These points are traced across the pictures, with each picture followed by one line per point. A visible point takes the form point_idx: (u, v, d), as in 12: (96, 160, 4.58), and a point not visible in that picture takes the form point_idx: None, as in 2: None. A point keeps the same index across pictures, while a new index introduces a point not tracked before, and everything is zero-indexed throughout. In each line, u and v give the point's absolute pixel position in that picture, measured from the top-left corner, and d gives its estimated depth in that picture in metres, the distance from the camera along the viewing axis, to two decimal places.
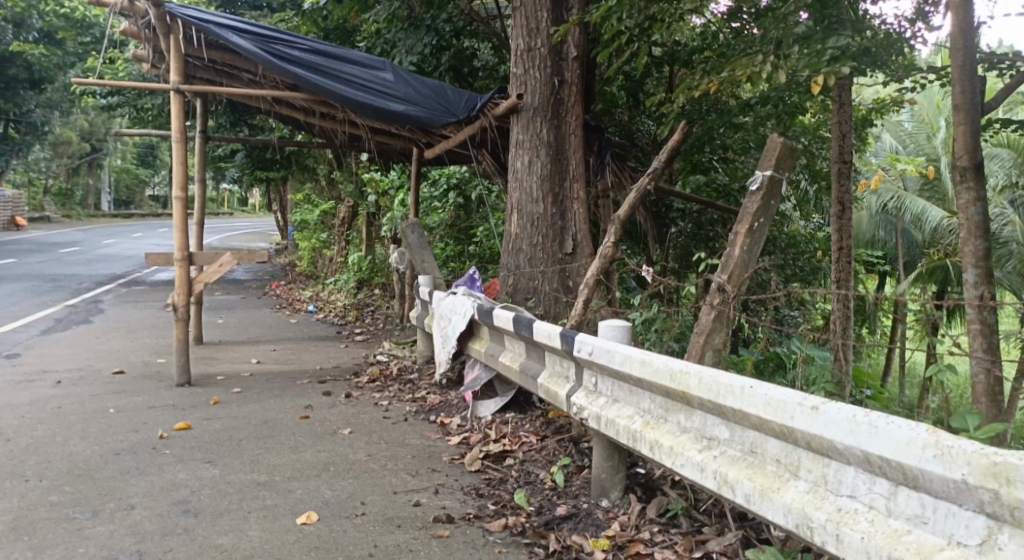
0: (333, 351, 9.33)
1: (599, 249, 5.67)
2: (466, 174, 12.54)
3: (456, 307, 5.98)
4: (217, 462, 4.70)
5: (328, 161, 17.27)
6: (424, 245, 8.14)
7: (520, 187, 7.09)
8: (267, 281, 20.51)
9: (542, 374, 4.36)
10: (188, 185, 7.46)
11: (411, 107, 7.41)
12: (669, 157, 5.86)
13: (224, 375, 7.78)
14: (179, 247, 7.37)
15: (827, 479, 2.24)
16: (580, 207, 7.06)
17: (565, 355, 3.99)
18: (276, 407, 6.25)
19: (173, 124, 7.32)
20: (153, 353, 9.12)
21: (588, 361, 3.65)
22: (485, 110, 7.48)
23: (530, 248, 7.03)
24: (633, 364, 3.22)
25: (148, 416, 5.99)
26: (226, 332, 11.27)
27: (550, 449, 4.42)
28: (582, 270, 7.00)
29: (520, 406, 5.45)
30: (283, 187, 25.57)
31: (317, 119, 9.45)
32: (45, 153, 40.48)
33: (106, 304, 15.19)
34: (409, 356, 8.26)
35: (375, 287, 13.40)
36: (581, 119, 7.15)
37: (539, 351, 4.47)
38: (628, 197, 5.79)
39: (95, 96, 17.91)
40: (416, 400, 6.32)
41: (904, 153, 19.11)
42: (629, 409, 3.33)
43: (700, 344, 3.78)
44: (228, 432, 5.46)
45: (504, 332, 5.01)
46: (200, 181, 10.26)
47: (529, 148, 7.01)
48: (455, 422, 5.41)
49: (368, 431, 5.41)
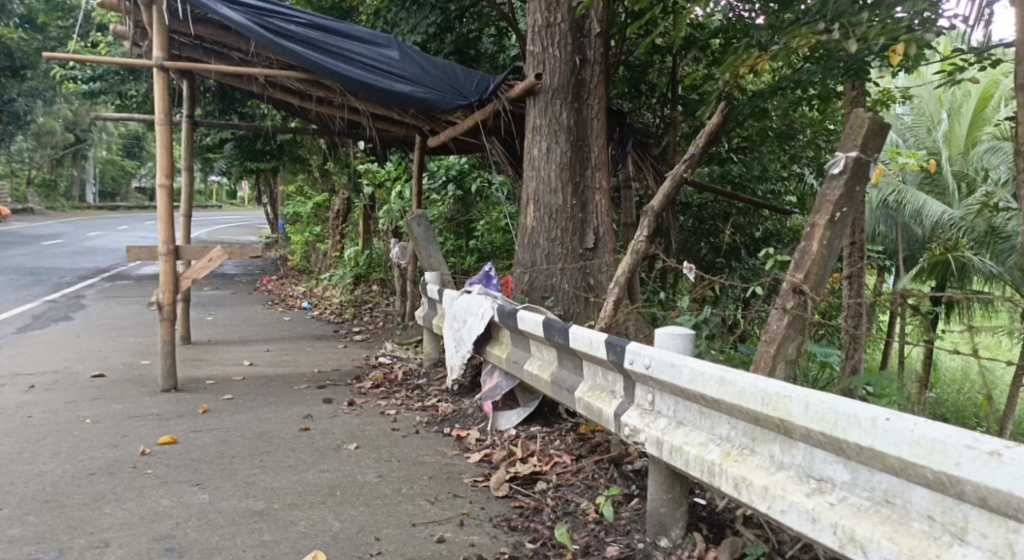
0: (331, 352, 8.78)
1: (630, 245, 5.17)
2: (465, 165, 11.99)
3: (472, 309, 5.46)
4: (206, 485, 4.14)
5: (321, 151, 16.69)
6: (431, 239, 7.62)
7: (536, 176, 6.60)
8: (258, 275, 19.89)
9: (580, 387, 3.83)
10: (174, 173, 6.88)
11: (418, 88, 6.89)
12: (708, 141, 5.34)
13: (214, 379, 7.22)
14: (164, 240, 6.79)
15: (1012, 549, 1.69)
16: (603, 198, 6.60)
17: (610, 366, 3.47)
18: (272, 417, 5.70)
19: (158, 106, 6.75)
20: (137, 354, 8.53)
21: (645, 375, 3.12)
22: (498, 93, 6.94)
23: (547, 242, 6.55)
24: (708, 382, 2.67)
25: (129, 428, 5.43)
26: (215, 330, 10.71)
27: (588, 472, 3.89)
28: (604, 267, 6.53)
29: (545, 418, 4.95)
30: (272, 179, 24.92)
31: (314, 104, 8.93)
32: (29, 144, 39.58)
33: (90, 300, 14.57)
34: (413, 359, 7.72)
35: (372, 283, 12.85)
36: (603, 102, 6.65)
37: (575, 360, 3.96)
38: (663, 185, 5.28)
39: (76, 82, 17.22)
40: (426, 409, 5.79)
41: (903, 148, 18.69)
42: (697, 435, 2.80)
43: (768, 356, 3.26)
44: (219, 447, 4.91)
45: (531, 336, 4.47)
46: (188, 171, 9.68)
47: (548, 134, 6.51)
48: (472, 436, 4.89)
49: (376, 446, 4.88)
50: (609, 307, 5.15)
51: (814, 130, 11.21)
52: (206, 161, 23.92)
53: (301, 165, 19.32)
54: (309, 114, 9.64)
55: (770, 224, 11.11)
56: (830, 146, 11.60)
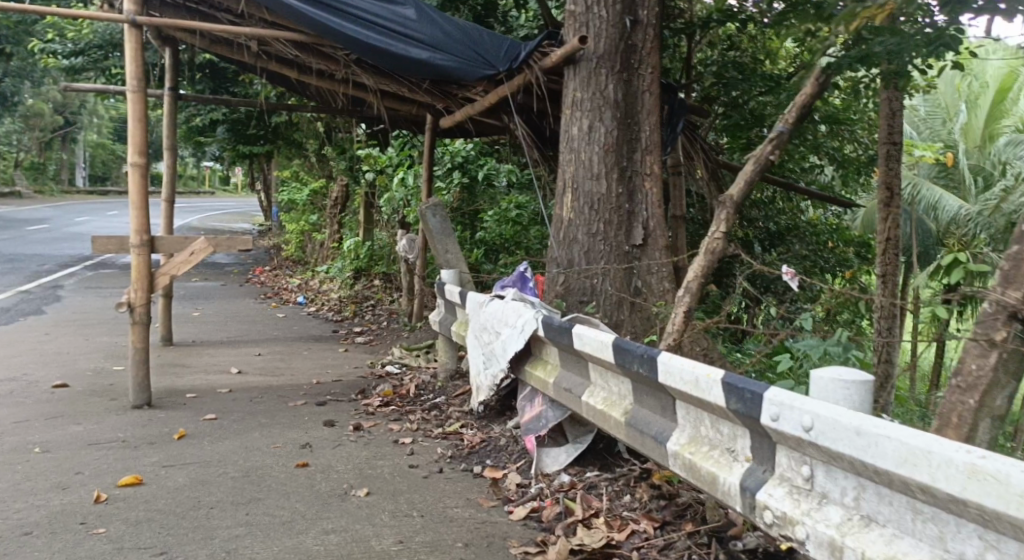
0: (331, 358, 7.80)
1: (703, 242, 4.19)
2: (470, 152, 10.91)
3: (509, 319, 4.49)
4: (173, 553, 3.18)
5: (318, 134, 15.68)
6: (448, 233, 6.61)
7: (574, 159, 5.63)
8: (250, 266, 18.87)
9: (673, 437, 2.82)
10: (149, 151, 5.87)
11: (437, 54, 5.92)
12: (799, 117, 4.27)
13: (197, 391, 6.24)
14: (136, 230, 5.77)
15: None
16: (654, 186, 5.60)
17: (728, 416, 2.46)
18: (262, 445, 4.74)
19: (129, 69, 5.76)
20: (109, 359, 7.53)
21: (800, 439, 2.08)
22: (530, 62, 5.91)
23: (587, 237, 5.60)
24: (945, 472, 1.64)
25: (87, 460, 4.44)
26: (202, 329, 9.71)
27: (679, 549, 2.95)
28: (655, 268, 5.57)
29: (600, 457, 3.98)
30: (265, 165, 23.82)
31: (315, 80, 7.93)
32: (16, 126, 38.33)
33: (68, 291, 13.52)
34: (425, 370, 6.76)
35: (374, 278, 11.84)
36: (657, 74, 5.65)
37: (661, 398, 2.96)
38: (744, 170, 4.24)
39: (56, 56, 16.07)
40: (448, 437, 4.84)
41: (920, 141, 17.87)
42: (914, 549, 1.76)
43: (962, 411, 2.52)
44: (195, 490, 3.94)
45: (595, 361, 3.49)
46: (170, 151, 8.64)
47: (591, 110, 5.54)
48: (511, 480, 3.93)
49: (391, 491, 3.90)
50: (679, 318, 4.16)
51: (843, 118, 10.46)
52: (197, 145, 22.81)
53: (297, 150, 18.28)
54: (309, 89, 8.63)
55: (788, 217, 10.34)
56: (856, 135, 10.72)
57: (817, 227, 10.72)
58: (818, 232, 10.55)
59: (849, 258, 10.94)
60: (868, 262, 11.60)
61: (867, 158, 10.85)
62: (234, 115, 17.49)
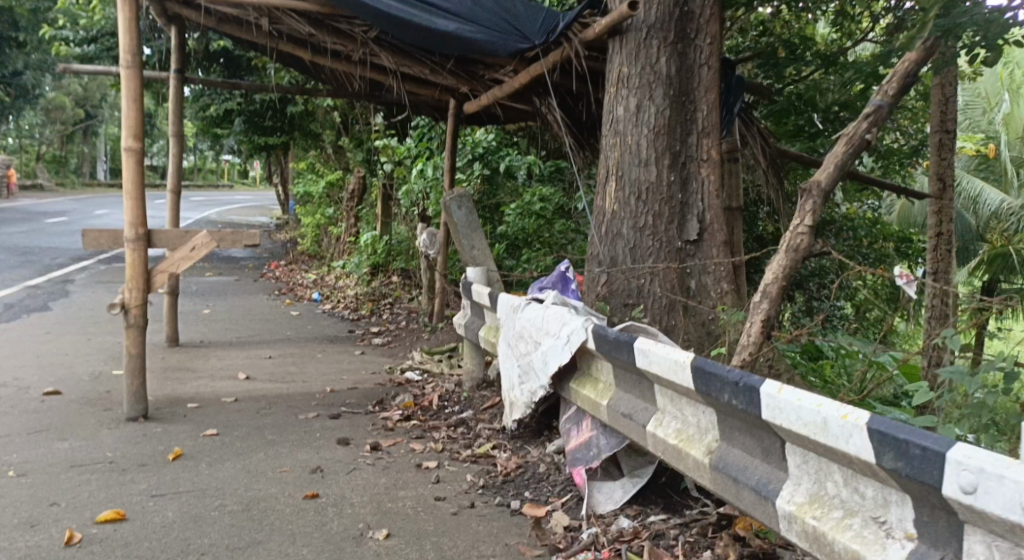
0: (347, 362, 7.21)
1: (784, 237, 3.56)
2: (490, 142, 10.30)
3: (549, 327, 3.83)
4: None
5: (335, 124, 15.09)
6: (474, 227, 5.95)
7: (620, 143, 5.01)
8: (265, 260, 18.36)
9: (781, 491, 2.18)
10: (145, 136, 5.25)
11: (465, 25, 5.39)
12: (900, 91, 3.68)
13: (200, 400, 5.65)
14: (131, 223, 5.16)
15: None
16: (711, 174, 4.93)
17: (877, 477, 1.83)
18: (268, 469, 4.14)
19: (123, 44, 5.15)
20: (109, 362, 6.97)
21: (1018, 527, 1.45)
22: (569, 34, 5.20)
23: (634, 231, 4.98)
24: None
25: (66, 487, 3.85)
26: (211, 327, 9.16)
27: None
28: (712, 267, 4.91)
29: (662, 495, 3.35)
30: (282, 157, 23.31)
31: (330, 61, 7.32)
32: (37, 119, 38.20)
33: (77, 286, 13.03)
34: (450, 378, 6.15)
35: (392, 273, 11.23)
36: (716, 44, 4.97)
37: (761, 438, 2.32)
38: (835, 151, 3.61)
39: (67, 44, 15.58)
40: (479, 460, 4.22)
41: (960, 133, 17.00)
42: None
43: None
44: (185, 529, 3.35)
45: (666, 383, 2.85)
46: (177, 138, 8.05)
47: (639, 87, 4.91)
48: (556, 521, 3.31)
49: (415, 533, 3.29)
50: (756, 330, 3.50)
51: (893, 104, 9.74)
52: (213, 136, 22.34)
53: (313, 141, 17.73)
54: (324, 72, 8.03)
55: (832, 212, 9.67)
56: (900, 123, 10.00)
57: (854, 220, 10.04)
58: (857, 226, 9.85)
59: (888, 254, 10.26)
60: (911, 258, 10.90)
61: (909, 150, 10.12)
62: (249, 106, 16.97)
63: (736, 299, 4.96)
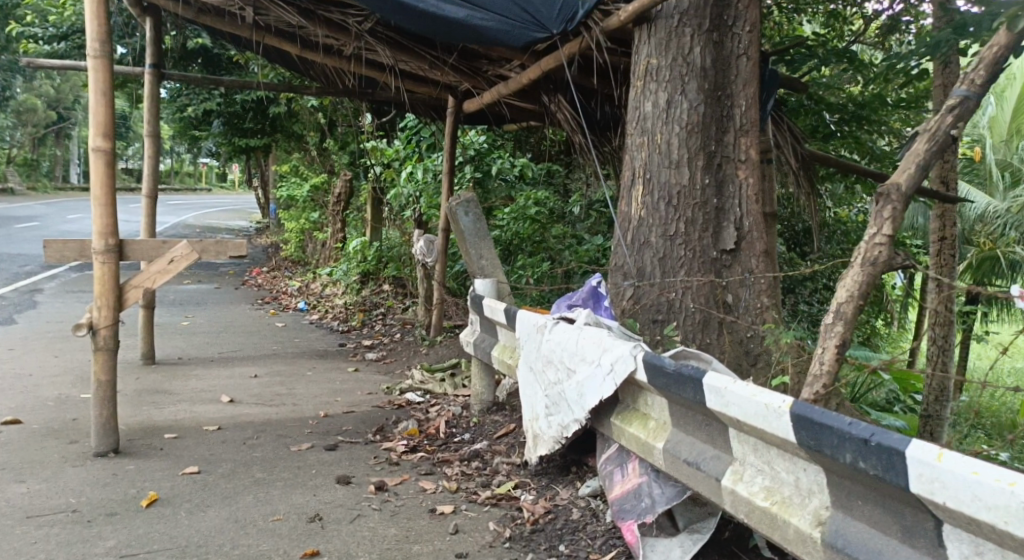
0: (339, 382, 6.67)
1: (858, 249, 3.04)
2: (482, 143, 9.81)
3: (586, 352, 3.33)
4: None
5: (320, 125, 14.54)
6: (482, 234, 5.52)
7: (649, 142, 4.54)
8: (245, 266, 17.71)
9: None
10: (115, 133, 4.67)
11: (476, 12, 4.91)
12: (989, 78, 3.20)
13: (179, 430, 5.10)
14: (100, 232, 4.59)
15: None
16: (750, 176, 4.44)
17: None
18: (258, 517, 3.61)
19: (91, 29, 4.55)
20: (78, 384, 6.39)
21: None
22: (590, 23, 4.77)
23: (664, 240, 4.51)
24: None
25: (20, 545, 3.29)
26: (191, 342, 8.59)
27: None
28: (751, 279, 4.42)
29: (728, 554, 2.88)
30: (262, 160, 22.65)
31: (320, 56, 6.79)
32: (9, 121, 37.15)
33: (46, 295, 12.36)
34: (454, 401, 5.65)
35: (383, 282, 10.71)
36: (755, 33, 4.50)
37: (904, 515, 1.85)
38: (916, 148, 3.12)
39: (37, 42, 14.90)
40: (501, 502, 3.73)
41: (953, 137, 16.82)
42: None
43: None
44: None
45: (746, 428, 2.36)
46: (152, 139, 7.47)
47: (670, 80, 4.44)
48: None
49: None
50: (829, 357, 2.99)
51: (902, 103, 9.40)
52: (191, 138, 21.66)
53: (295, 143, 17.14)
54: (313, 69, 7.47)
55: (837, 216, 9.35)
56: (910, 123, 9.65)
57: (845, 224, 9.73)
58: (847, 229, 9.54)
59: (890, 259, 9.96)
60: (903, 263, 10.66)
61: None
62: (229, 107, 16.37)
63: (776, 315, 4.49)
